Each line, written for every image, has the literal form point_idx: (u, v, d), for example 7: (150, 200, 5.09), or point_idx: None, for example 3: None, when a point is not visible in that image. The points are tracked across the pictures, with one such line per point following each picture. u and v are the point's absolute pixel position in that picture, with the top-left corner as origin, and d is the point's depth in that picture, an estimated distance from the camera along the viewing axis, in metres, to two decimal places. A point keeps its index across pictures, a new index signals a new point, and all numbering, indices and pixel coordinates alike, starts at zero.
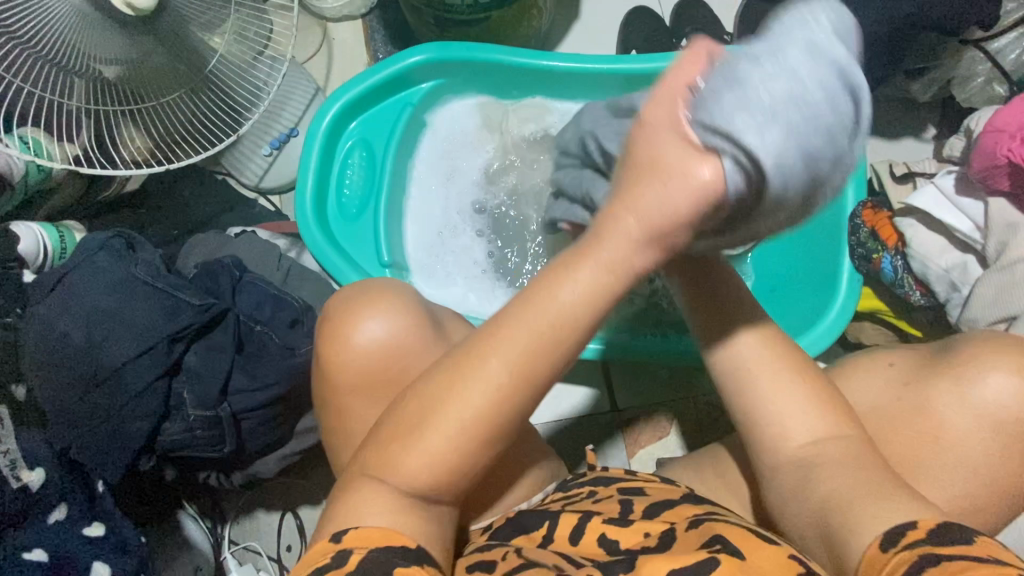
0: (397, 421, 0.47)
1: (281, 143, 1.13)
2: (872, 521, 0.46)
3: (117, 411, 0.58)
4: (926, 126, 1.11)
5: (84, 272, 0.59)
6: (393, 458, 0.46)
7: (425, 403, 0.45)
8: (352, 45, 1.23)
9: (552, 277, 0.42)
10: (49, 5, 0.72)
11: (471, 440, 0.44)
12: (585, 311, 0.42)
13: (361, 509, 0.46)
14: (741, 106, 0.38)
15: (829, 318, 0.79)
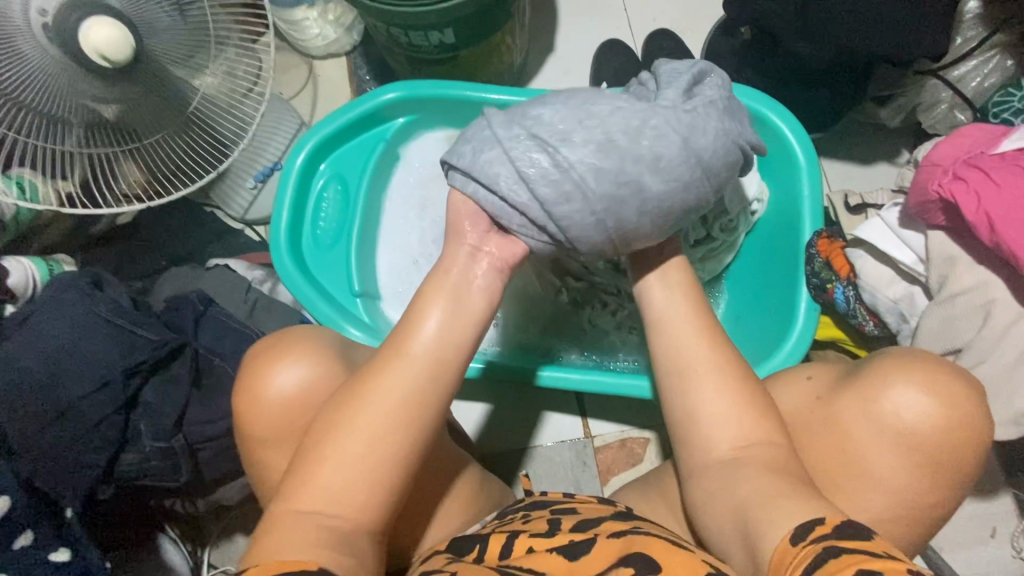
0: (309, 459, 0.54)
1: (265, 176, 1.19)
2: (777, 523, 0.49)
3: (75, 443, 0.61)
4: (900, 151, 1.11)
5: (49, 311, 0.63)
6: (308, 490, 0.52)
7: (324, 430, 0.55)
8: (337, 81, 1.29)
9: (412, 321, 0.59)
10: (33, 60, 0.77)
11: (370, 460, 0.54)
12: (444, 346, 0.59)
13: (281, 545, 0.50)
14: (478, 160, 0.65)
15: (787, 347, 0.77)
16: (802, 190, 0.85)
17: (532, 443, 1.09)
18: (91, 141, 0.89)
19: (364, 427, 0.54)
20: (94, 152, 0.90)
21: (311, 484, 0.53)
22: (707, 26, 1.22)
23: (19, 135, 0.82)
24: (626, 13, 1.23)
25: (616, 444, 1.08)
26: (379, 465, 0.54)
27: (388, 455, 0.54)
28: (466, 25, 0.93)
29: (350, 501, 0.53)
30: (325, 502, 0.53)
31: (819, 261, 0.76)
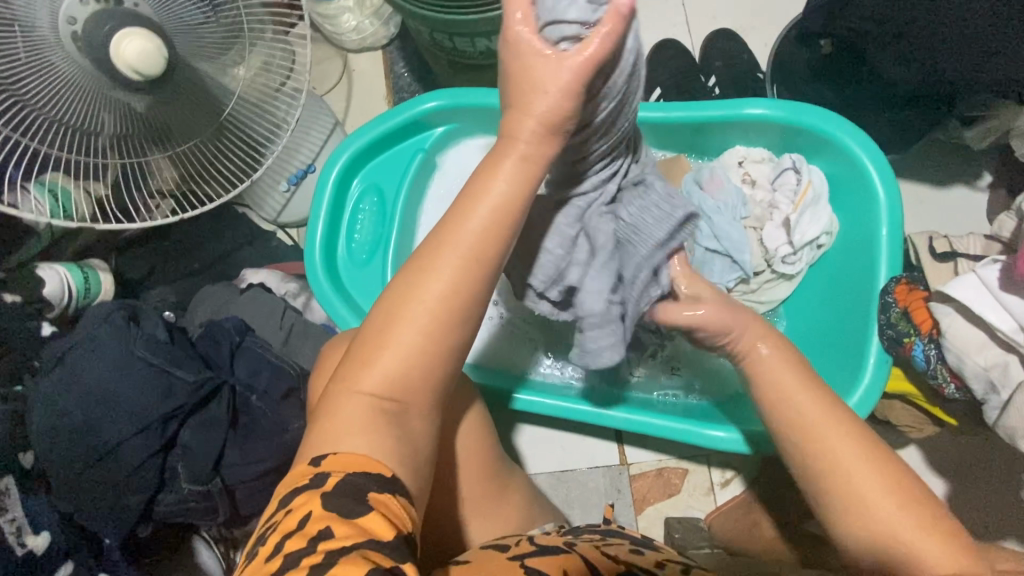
0: (360, 346, 0.50)
1: (299, 179, 1.14)
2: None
3: (114, 486, 0.60)
4: (981, 174, 1.02)
5: (86, 351, 0.61)
6: (357, 374, 0.49)
7: (380, 324, 0.49)
8: (372, 76, 1.22)
9: (465, 198, 0.50)
10: (62, 72, 0.73)
11: (427, 351, 0.49)
12: (493, 220, 0.49)
13: (339, 436, 0.48)
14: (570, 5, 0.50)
15: (850, 403, 0.74)
16: (879, 230, 0.78)
17: (567, 466, 1.06)
18: (123, 150, 0.84)
19: (423, 315, 0.48)
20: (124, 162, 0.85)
21: (367, 367, 0.49)
22: (773, 26, 1.11)
23: (47, 147, 0.78)
24: (685, 11, 1.14)
25: (653, 473, 1.05)
26: (429, 358, 0.49)
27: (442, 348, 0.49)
28: None
29: (408, 389, 0.49)
30: (384, 394, 0.49)
31: (895, 311, 0.73)
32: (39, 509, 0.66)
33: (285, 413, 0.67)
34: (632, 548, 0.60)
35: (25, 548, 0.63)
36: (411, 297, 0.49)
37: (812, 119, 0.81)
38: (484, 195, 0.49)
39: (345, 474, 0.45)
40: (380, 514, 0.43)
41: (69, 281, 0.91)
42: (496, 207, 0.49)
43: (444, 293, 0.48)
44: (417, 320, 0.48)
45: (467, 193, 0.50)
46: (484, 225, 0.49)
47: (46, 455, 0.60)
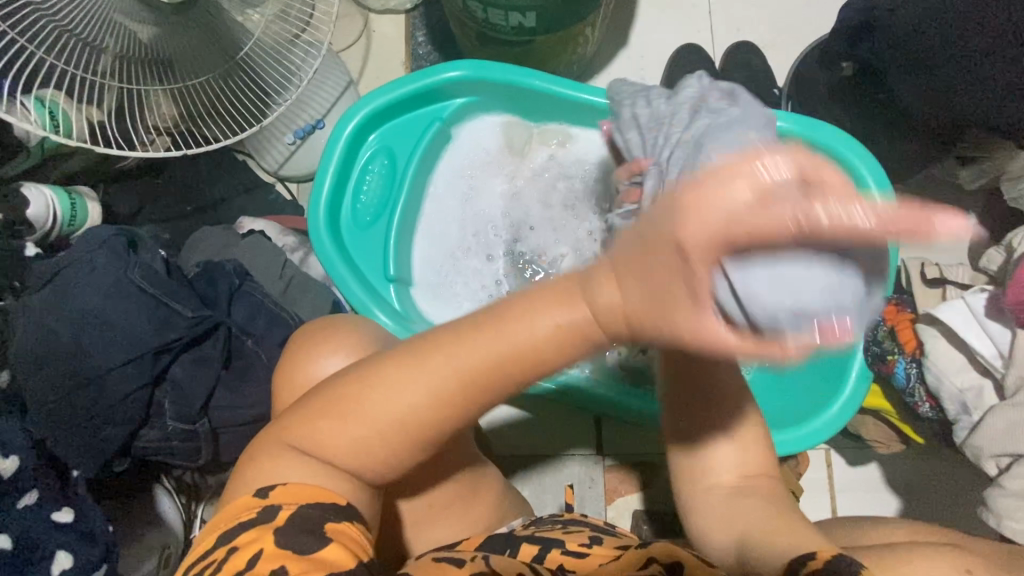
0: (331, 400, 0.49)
1: (306, 133, 1.10)
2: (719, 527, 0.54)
3: (94, 416, 0.58)
4: (967, 215, 1.06)
5: (80, 272, 0.58)
6: (317, 430, 0.49)
7: (351, 397, 0.47)
8: (392, 40, 1.20)
9: (521, 306, 0.41)
10: None
11: (386, 444, 0.47)
12: (550, 351, 0.40)
13: (280, 469, 0.49)
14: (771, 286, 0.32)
15: (831, 412, 0.77)
16: None
17: (543, 451, 1.08)
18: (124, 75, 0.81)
19: (393, 410, 0.46)
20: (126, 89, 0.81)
21: (325, 427, 0.48)
22: (793, 45, 1.14)
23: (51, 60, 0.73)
24: (710, 19, 1.15)
25: (626, 465, 1.07)
26: (385, 450, 0.48)
27: (402, 444, 0.47)
28: (550, 12, 0.85)
29: (361, 463, 0.48)
30: (333, 453, 0.49)
31: (882, 329, 0.75)
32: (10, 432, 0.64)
33: (280, 361, 0.66)
34: (590, 534, 0.58)
35: None
36: (393, 389, 0.45)
37: (824, 138, 0.84)
38: (510, 328, 0.41)
39: (296, 508, 0.47)
40: (337, 547, 0.46)
41: (55, 205, 0.87)
42: (550, 335, 0.39)
43: (422, 400, 0.45)
44: (384, 422, 0.46)
45: (506, 305, 0.42)
46: (543, 348, 0.40)
47: (26, 375, 0.57)
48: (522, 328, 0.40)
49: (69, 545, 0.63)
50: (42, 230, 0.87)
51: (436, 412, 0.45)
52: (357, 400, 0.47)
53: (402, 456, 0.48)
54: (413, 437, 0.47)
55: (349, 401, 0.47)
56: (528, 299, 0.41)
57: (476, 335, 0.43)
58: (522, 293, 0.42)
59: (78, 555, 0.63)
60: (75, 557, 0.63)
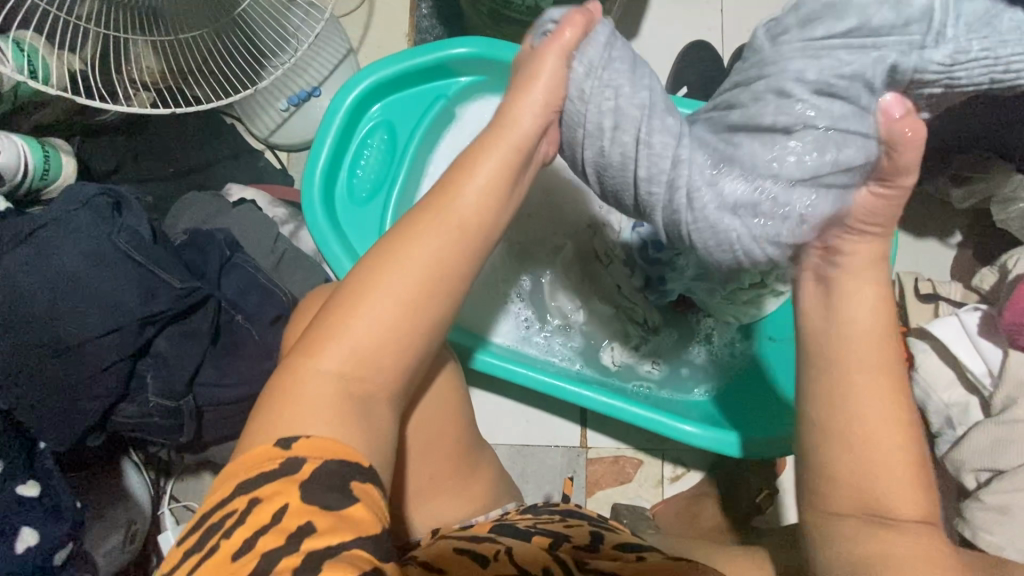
0: (334, 312, 0.50)
1: (300, 100, 1.06)
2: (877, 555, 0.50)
3: (71, 387, 0.54)
4: (952, 232, 1.09)
5: (60, 233, 0.54)
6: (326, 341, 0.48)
7: (356, 293, 0.50)
8: (395, 9, 1.15)
9: (461, 172, 0.55)
10: None
11: (412, 314, 0.50)
12: (490, 195, 0.54)
13: (298, 415, 0.47)
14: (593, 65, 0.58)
15: None
16: None
17: (527, 441, 1.07)
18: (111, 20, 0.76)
19: (405, 275, 0.50)
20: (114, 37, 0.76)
21: (340, 328, 0.49)
22: None
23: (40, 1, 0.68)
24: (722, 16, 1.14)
25: (609, 459, 1.07)
26: (416, 320, 0.51)
27: (430, 302, 0.51)
28: None
29: (376, 365, 0.50)
30: (350, 363, 0.49)
31: None
32: None
33: (272, 340, 0.63)
34: (590, 530, 0.59)
35: None
36: (397, 254, 0.51)
37: None
38: (469, 185, 0.54)
39: (323, 461, 0.44)
40: (363, 505, 0.43)
41: (28, 157, 0.82)
42: (488, 181, 0.54)
43: (429, 253, 0.51)
44: (397, 305, 0.50)
45: (454, 174, 0.55)
46: (484, 193, 0.54)
47: None
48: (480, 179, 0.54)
49: (33, 521, 0.61)
50: (12, 183, 0.81)
51: (446, 258, 0.52)
52: (367, 286, 0.50)
53: (434, 315, 0.51)
54: (435, 291, 0.51)
55: (358, 292, 0.50)
56: (474, 161, 0.55)
57: (451, 191, 0.54)
58: (454, 167, 0.56)
59: (43, 532, 0.61)
60: (42, 533, 0.62)
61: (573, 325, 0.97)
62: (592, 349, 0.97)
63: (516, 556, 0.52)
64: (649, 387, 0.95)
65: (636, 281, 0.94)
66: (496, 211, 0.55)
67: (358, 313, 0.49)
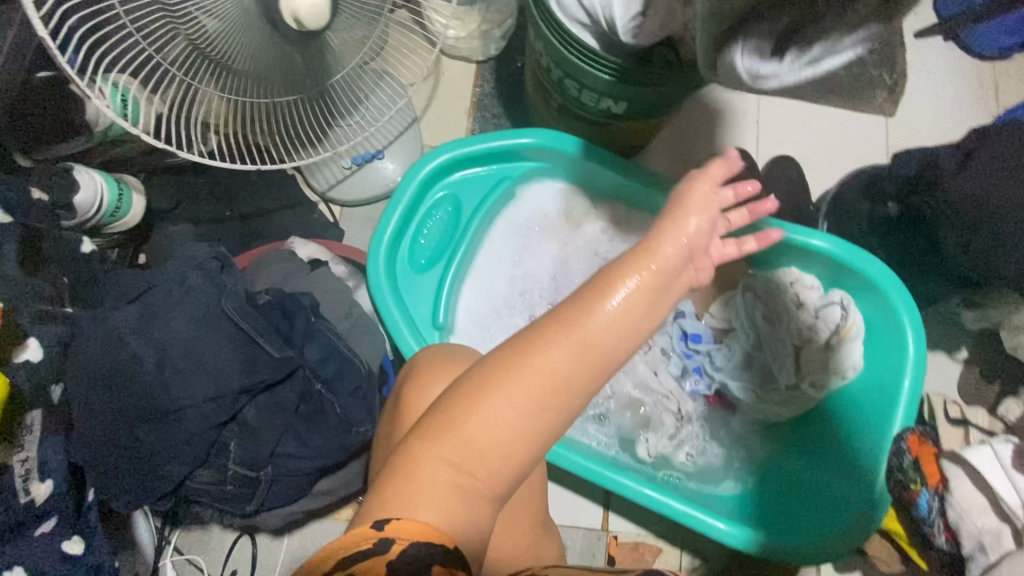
0: (465, 389, 0.53)
1: (363, 161, 1.09)
2: None
3: (158, 451, 0.54)
4: (959, 348, 1.15)
5: (171, 293, 0.56)
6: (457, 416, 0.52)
7: (486, 376, 0.53)
8: (459, 85, 1.22)
9: (608, 281, 0.55)
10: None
11: (530, 420, 0.52)
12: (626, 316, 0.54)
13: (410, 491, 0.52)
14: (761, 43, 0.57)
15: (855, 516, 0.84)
16: (901, 381, 0.87)
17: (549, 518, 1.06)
18: (194, 70, 0.75)
19: (523, 385, 0.52)
20: (186, 82, 0.75)
21: (458, 425, 0.52)
22: (828, 167, 1.22)
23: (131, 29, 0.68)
24: (757, 127, 1.23)
25: (628, 544, 1.06)
26: (535, 427, 0.52)
27: (550, 409, 0.53)
28: (643, 105, 0.89)
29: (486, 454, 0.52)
30: (473, 447, 0.52)
31: (908, 457, 0.81)
32: (50, 451, 0.56)
33: (351, 412, 0.63)
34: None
35: (28, 496, 0.54)
36: (523, 368, 0.51)
37: (868, 268, 0.91)
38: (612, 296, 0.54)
39: (409, 545, 0.50)
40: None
41: (104, 193, 0.83)
42: (619, 312, 0.54)
43: (572, 350, 0.52)
44: (517, 402, 0.51)
45: (607, 274, 0.56)
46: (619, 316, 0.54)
47: (89, 399, 0.53)
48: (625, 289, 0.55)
49: None
50: (83, 218, 0.82)
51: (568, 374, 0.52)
52: (477, 402, 0.51)
53: (550, 423, 0.53)
54: (553, 400, 0.52)
55: (485, 388, 0.53)
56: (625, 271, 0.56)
57: (584, 309, 0.53)
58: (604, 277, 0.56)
59: None
60: None
61: (612, 411, 1.00)
62: (627, 434, 0.99)
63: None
64: (692, 481, 0.96)
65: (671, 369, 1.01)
66: (627, 339, 0.54)
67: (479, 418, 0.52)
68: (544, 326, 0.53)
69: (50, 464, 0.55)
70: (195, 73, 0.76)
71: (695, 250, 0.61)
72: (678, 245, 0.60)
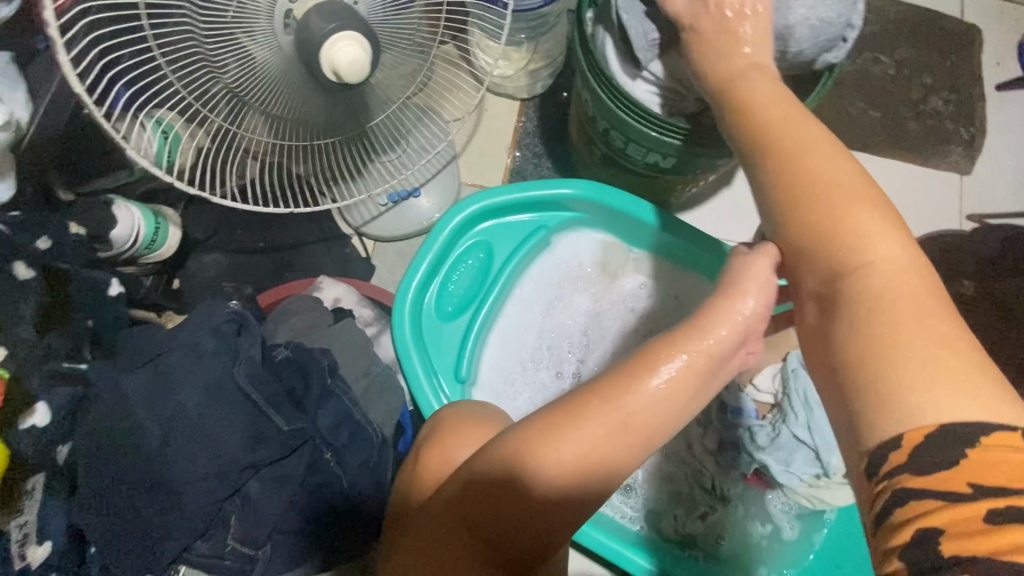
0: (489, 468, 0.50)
1: (400, 198, 1.07)
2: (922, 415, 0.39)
3: (157, 525, 0.52)
4: None
5: (184, 358, 0.55)
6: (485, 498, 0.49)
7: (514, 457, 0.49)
8: (501, 122, 1.19)
9: (649, 359, 0.53)
10: (255, 51, 0.67)
11: (558, 502, 0.49)
12: (667, 399, 0.51)
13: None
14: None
15: None
16: None
17: None
18: (223, 111, 0.73)
19: (556, 467, 0.48)
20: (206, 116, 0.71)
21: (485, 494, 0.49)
22: None
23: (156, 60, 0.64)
24: None
25: None
26: (564, 504, 0.49)
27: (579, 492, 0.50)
28: (692, 162, 0.83)
29: (512, 540, 0.49)
30: (500, 530, 0.50)
31: None
32: (51, 513, 0.56)
33: (358, 485, 0.61)
34: None
35: (22, 562, 0.53)
36: (563, 439, 0.49)
37: None
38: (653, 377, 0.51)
39: None
40: None
41: (140, 227, 0.83)
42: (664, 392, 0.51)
43: (609, 429, 0.49)
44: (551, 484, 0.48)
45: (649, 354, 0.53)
46: (660, 399, 0.51)
47: (93, 466, 0.52)
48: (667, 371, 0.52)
49: None
50: (118, 251, 0.82)
51: (600, 453, 0.49)
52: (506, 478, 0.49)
53: (582, 500, 0.50)
54: (583, 481, 0.49)
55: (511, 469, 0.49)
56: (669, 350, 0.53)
57: (626, 382, 0.51)
58: (644, 355, 0.53)
59: None
60: None
61: (640, 484, 0.92)
62: (653, 509, 0.92)
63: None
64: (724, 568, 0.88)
65: (708, 444, 0.91)
66: (667, 419, 0.51)
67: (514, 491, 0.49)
68: (582, 399, 0.51)
69: (49, 528, 0.55)
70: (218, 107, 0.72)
71: (749, 334, 0.56)
72: (734, 329, 0.55)
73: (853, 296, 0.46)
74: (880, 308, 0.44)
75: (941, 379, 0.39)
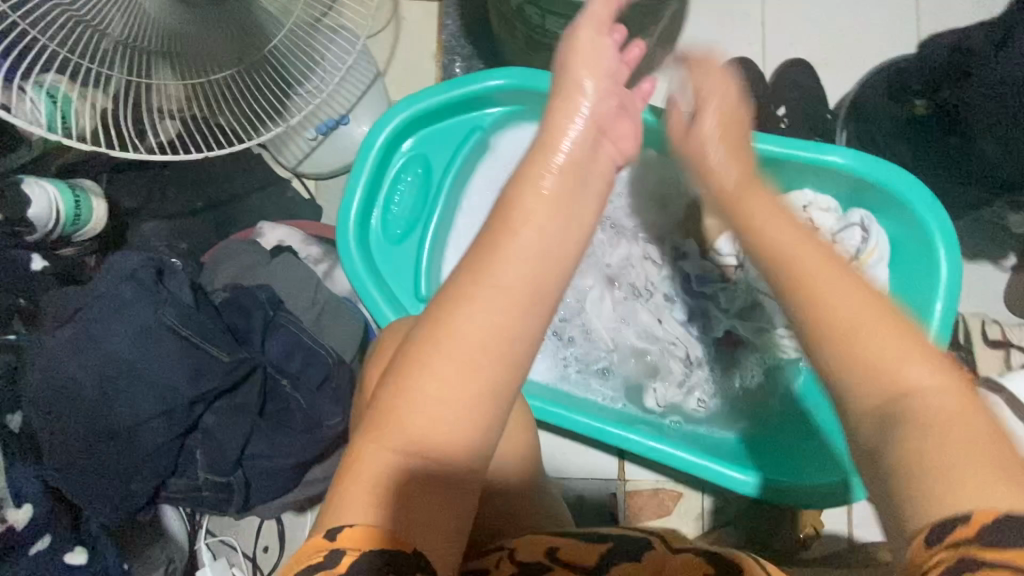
0: (395, 368, 0.42)
1: (328, 129, 1.02)
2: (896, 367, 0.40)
3: (121, 470, 0.53)
4: (1006, 253, 1.03)
5: (105, 309, 0.53)
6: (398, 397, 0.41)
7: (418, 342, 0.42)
8: (422, 29, 1.11)
9: (523, 201, 0.46)
10: None
11: (474, 381, 0.40)
12: (558, 238, 0.44)
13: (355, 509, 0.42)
14: None
15: None
16: (932, 304, 0.78)
17: (565, 474, 1.05)
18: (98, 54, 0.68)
19: (457, 337, 0.40)
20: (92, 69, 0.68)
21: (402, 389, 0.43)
22: (847, 65, 1.07)
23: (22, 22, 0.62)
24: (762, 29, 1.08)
25: (648, 491, 1.04)
26: (481, 380, 0.40)
27: (496, 363, 0.41)
28: None
29: (436, 438, 0.41)
30: (421, 432, 0.41)
31: None
32: (22, 478, 0.59)
33: (321, 406, 0.61)
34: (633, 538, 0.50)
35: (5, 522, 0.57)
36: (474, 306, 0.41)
37: (887, 180, 0.80)
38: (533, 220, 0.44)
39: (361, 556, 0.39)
40: None
41: (59, 202, 0.79)
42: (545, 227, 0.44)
43: (509, 279, 0.41)
44: (466, 355, 0.40)
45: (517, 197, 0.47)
46: (552, 239, 0.44)
47: (42, 425, 0.52)
48: (544, 210, 0.45)
49: None
50: (44, 231, 0.79)
51: (508, 309, 0.41)
52: (413, 370, 0.41)
53: (505, 370, 0.41)
54: (496, 345, 0.40)
55: (415, 359, 0.41)
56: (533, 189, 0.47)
57: (507, 228, 0.44)
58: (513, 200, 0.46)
59: None
60: None
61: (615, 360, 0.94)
62: (634, 386, 0.94)
63: (522, 559, 0.49)
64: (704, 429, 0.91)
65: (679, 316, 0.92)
66: (568, 259, 0.44)
67: (428, 379, 0.41)
68: (475, 261, 0.43)
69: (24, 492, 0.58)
70: (102, 56, 0.69)
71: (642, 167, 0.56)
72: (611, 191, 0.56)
73: (805, 274, 0.46)
74: (816, 290, 0.45)
75: (926, 361, 0.40)
